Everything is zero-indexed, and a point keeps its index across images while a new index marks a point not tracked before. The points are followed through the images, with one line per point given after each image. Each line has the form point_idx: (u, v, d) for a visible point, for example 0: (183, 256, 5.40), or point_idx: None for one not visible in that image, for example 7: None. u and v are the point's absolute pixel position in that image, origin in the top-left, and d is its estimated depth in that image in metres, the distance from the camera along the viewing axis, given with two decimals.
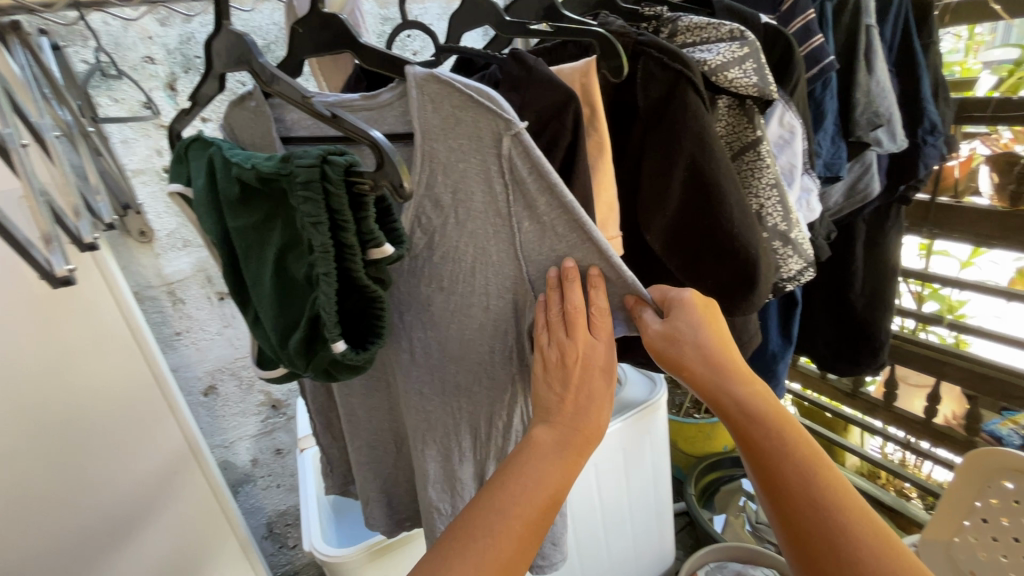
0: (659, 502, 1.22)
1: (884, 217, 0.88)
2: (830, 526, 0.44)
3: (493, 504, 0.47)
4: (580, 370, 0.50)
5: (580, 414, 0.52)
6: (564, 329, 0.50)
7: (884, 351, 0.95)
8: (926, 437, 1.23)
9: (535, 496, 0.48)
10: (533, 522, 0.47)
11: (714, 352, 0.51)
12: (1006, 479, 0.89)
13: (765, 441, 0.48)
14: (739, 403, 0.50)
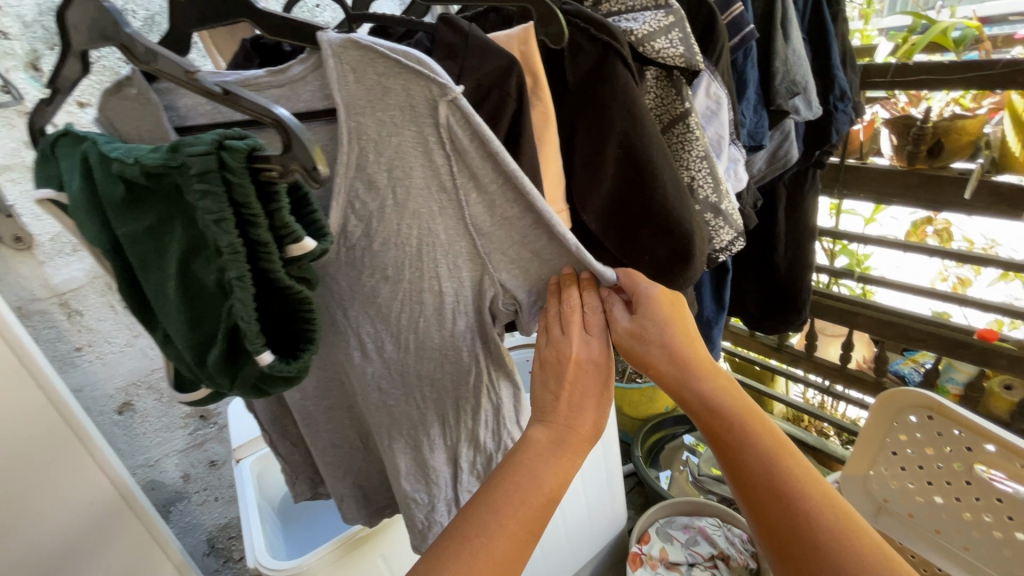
0: (609, 469, 1.25)
1: (800, 183, 0.92)
2: (786, 495, 0.50)
3: (483, 509, 0.46)
4: (574, 368, 0.51)
5: (577, 410, 0.52)
6: (558, 328, 0.50)
7: (806, 307, 1.01)
8: (842, 380, 1.32)
9: (529, 495, 0.48)
10: (526, 524, 0.47)
11: (679, 346, 0.56)
12: (910, 414, 0.98)
13: (724, 423, 0.55)
14: (700, 393, 0.56)
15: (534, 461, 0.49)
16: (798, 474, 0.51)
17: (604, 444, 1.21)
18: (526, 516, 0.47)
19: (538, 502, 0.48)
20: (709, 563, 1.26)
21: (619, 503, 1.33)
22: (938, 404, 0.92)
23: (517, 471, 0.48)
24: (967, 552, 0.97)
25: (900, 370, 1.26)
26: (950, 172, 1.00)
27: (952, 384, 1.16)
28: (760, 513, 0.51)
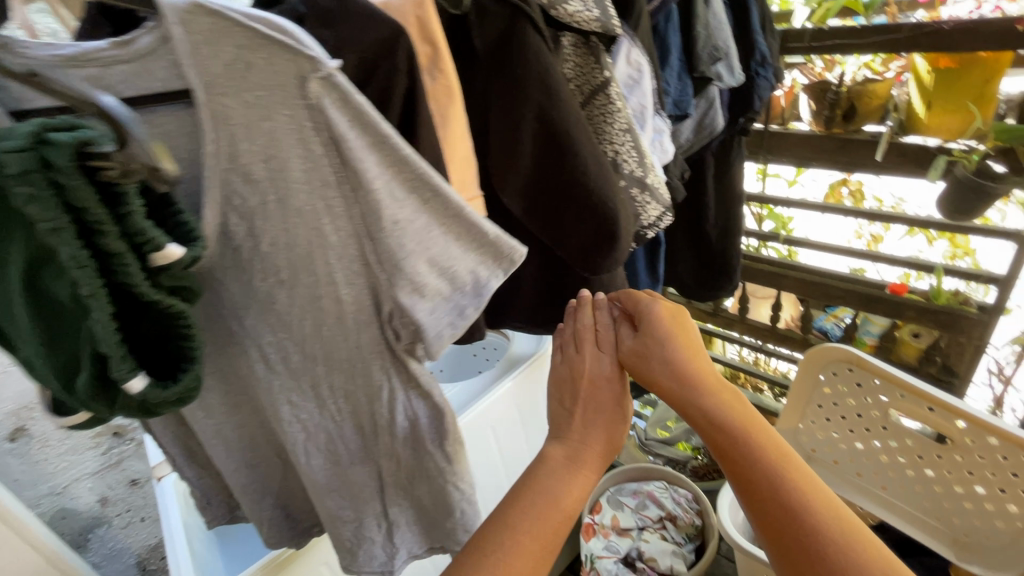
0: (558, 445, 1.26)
1: (727, 152, 0.93)
2: (806, 531, 0.42)
3: (500, 530, 0.46)
4: (586, 381, 0.55)
5: (590, 425, 0.54)
6: (573, 346, 0.58)
7: (737, 274, 1.03)
8: (773, 339, 1.38)
9: (548, 512, 0.48)
10: (545, 543, 0.47)
11: (683, 357, 0.51)
12: (832, 368, 1.03)
13: (739, 445, 0.46)
14: (706, 409, 0.49)
15: (553, 478, 0.50)
16: (825, 504, 0.43)
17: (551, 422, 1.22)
18: (546, 535, 0.47)
19: (554, 524, 0.48)
20: (658, 525, 1.30)
21: None
22: (856, 358, 0.97)
23: (536, 488, 0.49)
24: (884, 491, 1.05)
25: (824, 327, 1.31)
26: (863, 136, 1.03)
27: (869, 336, 1.23)
28: (783, 552, 0.43)
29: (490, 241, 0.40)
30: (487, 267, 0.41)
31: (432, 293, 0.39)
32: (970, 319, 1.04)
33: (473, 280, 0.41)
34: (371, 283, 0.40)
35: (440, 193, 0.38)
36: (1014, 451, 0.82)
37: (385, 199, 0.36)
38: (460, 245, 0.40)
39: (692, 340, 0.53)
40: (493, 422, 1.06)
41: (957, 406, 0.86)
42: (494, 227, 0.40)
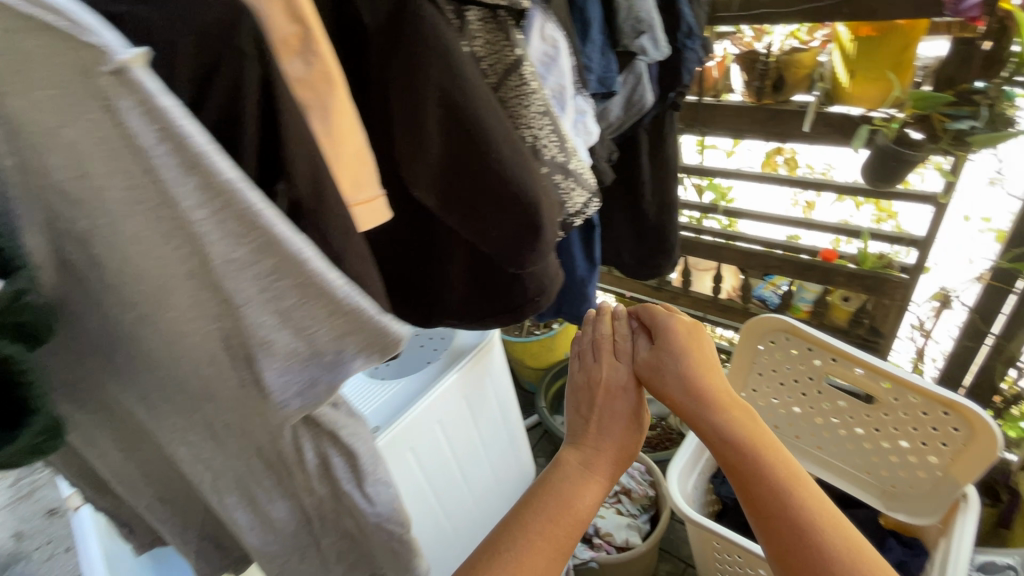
0: (510, 431, 1.26)
1: (660, 128, 0.91)
2: (805, 541, 0.48)
3: (523, 533, 0.53)
4: (602, 390, 0.61)
5: (605, 433, 0.60)
6: (592, 355, 0.64)
7: (675, 250, 1.03)
8: (716, 311, 1.42)
9: (566, 516, 0.55)
10: (562, 544, 0.54)
11: (697, 373, 0.57)
12: (777, 335, 1.04)
13: (746, 458, 0.52)
14: (717, 422, 0.54)
15: (572, 484, 0.57)
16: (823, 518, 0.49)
17: (500, 410, 1.20)
18: (565, 537, 0.54)
19: (571, 526, 0.55)
20: (613, 500, 1.33)
21: (525, 460, 1.36)
22: (791, 326, 1.00)
23: (550, 492, 0.56)
24: (820, 450, 1.10)
25: (763, 295, 1.35)
26: (792, 106, 1.04)
27: (804, 303, 1.26)
28: (781, 556, 0.49)
29: (357, 316, 0.32)
30: (355, 345, 0.33)
31: (283, 354, 0.33)
32: (893, 283, 1.09)
33: (335, 353, 0.33)
34: (225, 335, 0.33)
35: (276, 244, 0.30)
36: (933, 406, 0.87)
37: (207, 230, 0.29)
38: (306, 314, 0.32)
39: (708, 359, 0.59)
40: (440, 417, 1.03)
41: (882, 367, 0.90)
42: (368, 301, 0.32)
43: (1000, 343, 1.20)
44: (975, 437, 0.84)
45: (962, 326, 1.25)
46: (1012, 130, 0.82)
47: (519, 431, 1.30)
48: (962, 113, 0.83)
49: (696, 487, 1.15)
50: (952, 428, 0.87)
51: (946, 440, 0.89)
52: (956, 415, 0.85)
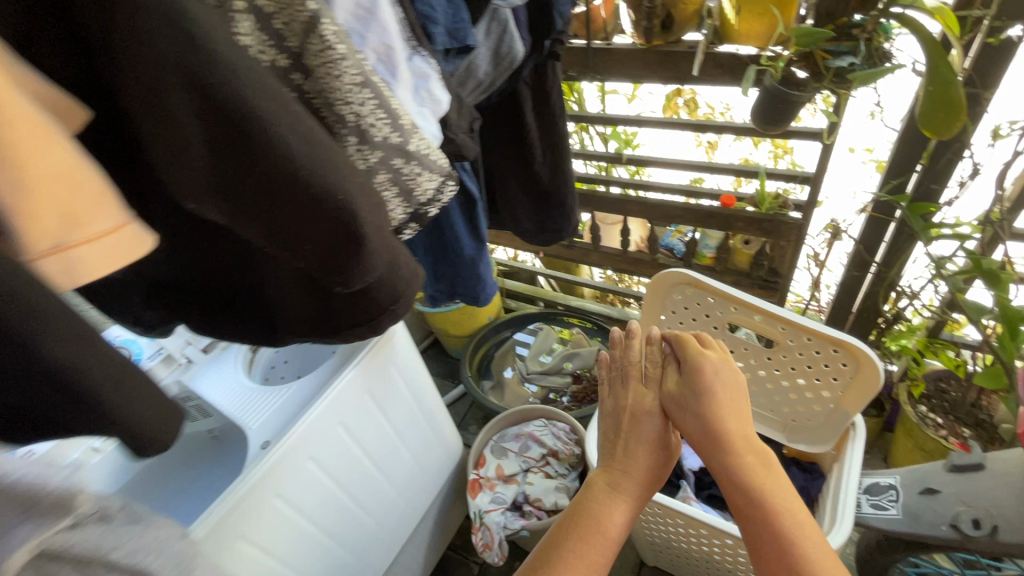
0: (428, 411, 1.20)
1: (542, 81, 0.82)
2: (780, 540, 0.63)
3: (576, 533, 0.68)
4: (633, 413, 0.81)
5: (634, 450, 0.78)
6: (622, 384, 0.85)
7: (575, 211, 0.98)
8: (626, 265, 1.40)
9: (607, 521, 0.70)
10: (605, 549, 0.68)
11: (715, 404, 0.75)
12: (679, 290, 1.04)
13: (748, 473, 0.69)
14: (725, 448, 0.72)
15: (610, 495, 0.73)
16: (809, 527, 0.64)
17: (414, 394, 1.13)
18: (608, 536, 0.69)
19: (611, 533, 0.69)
20: (541, 463, 1.33)
21: (450, 436, 1.32)
22: (694, 278, 0.99)
23: (589, 507, 0.72)
24: None
25: (671, 244, 1.37)
26: (683, 46, 0.98)
27: (708, 249, 1.28)
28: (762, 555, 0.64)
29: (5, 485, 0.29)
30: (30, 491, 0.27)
31: None
32: (788, 225, 1.10)
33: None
34: None
35: None
36: (824, 344, 0.90)
37: None
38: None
39: (726, 394, 0.77)
40: (342, 416, 0.95)
41: (778, 311, 0.91)
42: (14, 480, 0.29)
43: (881, 271, 1.27)
44: (862, 369, 0.88)
45: (849, 257, 1.31)
46: (887, 65, 0.83)
47: (439, 409, 1.24)
48: (844, 50, 0.82)
49: None
50: (841, 363, 0.90)
51: (837, 374, 0.93)
52: (844, 351, 0.88)
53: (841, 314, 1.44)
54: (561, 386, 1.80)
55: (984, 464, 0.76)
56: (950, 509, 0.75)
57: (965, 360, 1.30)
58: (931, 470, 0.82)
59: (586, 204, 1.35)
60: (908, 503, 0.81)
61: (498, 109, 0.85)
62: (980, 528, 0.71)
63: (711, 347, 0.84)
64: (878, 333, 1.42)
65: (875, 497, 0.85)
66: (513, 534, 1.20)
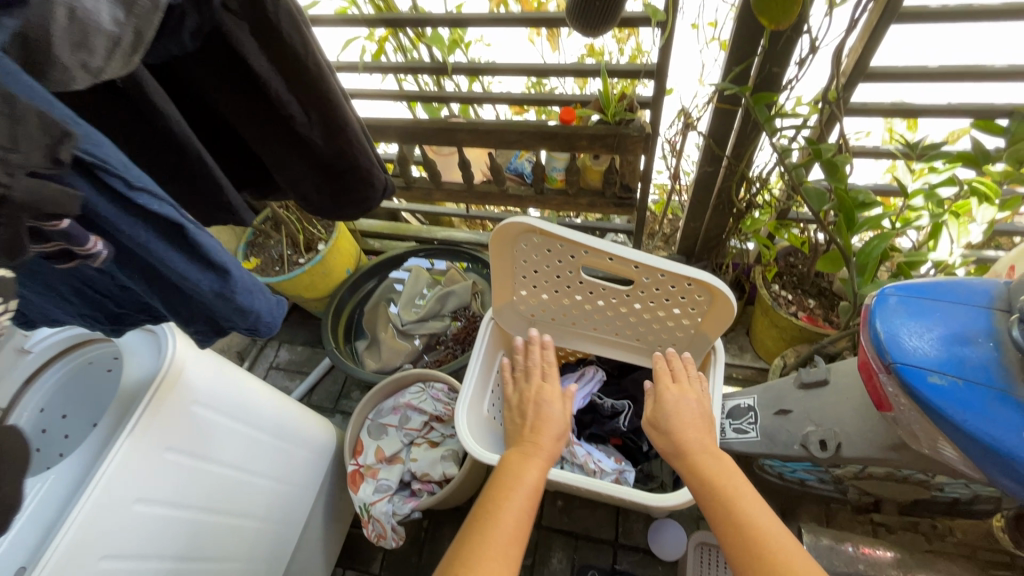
0: (275, 425, 1.02)
1: (258, 7, 0.55)
2: (747, 527, 0.59)
3: (496, 500, 0.73)
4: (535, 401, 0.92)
5: (538, 427, 0.87)
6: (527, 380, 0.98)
7: (376, 171, 0.78)
8: (476, 200, 1.25)
9: (519, 484, 0.76)
10: (525, 506, 0.73)
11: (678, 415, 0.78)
12: (524, 241, 0.90)
13: (706, 466, 0.69)
14: (689, 448, 0.73)
15: (524, 462, 0.80)
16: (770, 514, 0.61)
17: (244, 418, 0.94)
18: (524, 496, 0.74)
19: (528, 492, 0.75)
20: (425, 431, 1.25)
21: (314, 433, 1.17)
22: (536, 227, 0.85)
23: (508, 480, 0.77)
24: (595, 331, 1.06)
25: (518, 167, 1.23)
26: None
27: (557, 172, 1.15)
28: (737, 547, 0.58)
29: None
30: None
31: None
32: (634, 138, 0.97)
33: None
34: None
35: None
36: (679, 280, 0.83)
37: None
38: None
39: (692, 412, 0.79)
40: (139, 492, 0.74)
41: (629, 254, 0.81)
42: None
43: (731, 164, 1.21)
44: (716, 299, 0.84)
45: (701, 152, 1.23)
46: None
47: (288, 415, 1.07)
48: None
49: (493, 404, 1.13)
50: (696, 295, 0.85)
51: (693, 305, 0.88)
52: (699, 285, 0.83)
53: (699, 209, 1.41)
54: (440, 332, 1.66)
55: (828, 379, 0.76)
56: (801, 430, 0.76)
57: (809, 235, 1.35)
58: (784, 387, 0.82)
59: (411, 138, 1.12)
60: (765, 424, 0.82)
61: (206, 54, 0.57)
62: (826, 447, 0.72)
63: (680, 376, 0.85)
64: (734, 221, 1.41)
65: (736, 421, 0.86)
66: (404, 518, 1.15)
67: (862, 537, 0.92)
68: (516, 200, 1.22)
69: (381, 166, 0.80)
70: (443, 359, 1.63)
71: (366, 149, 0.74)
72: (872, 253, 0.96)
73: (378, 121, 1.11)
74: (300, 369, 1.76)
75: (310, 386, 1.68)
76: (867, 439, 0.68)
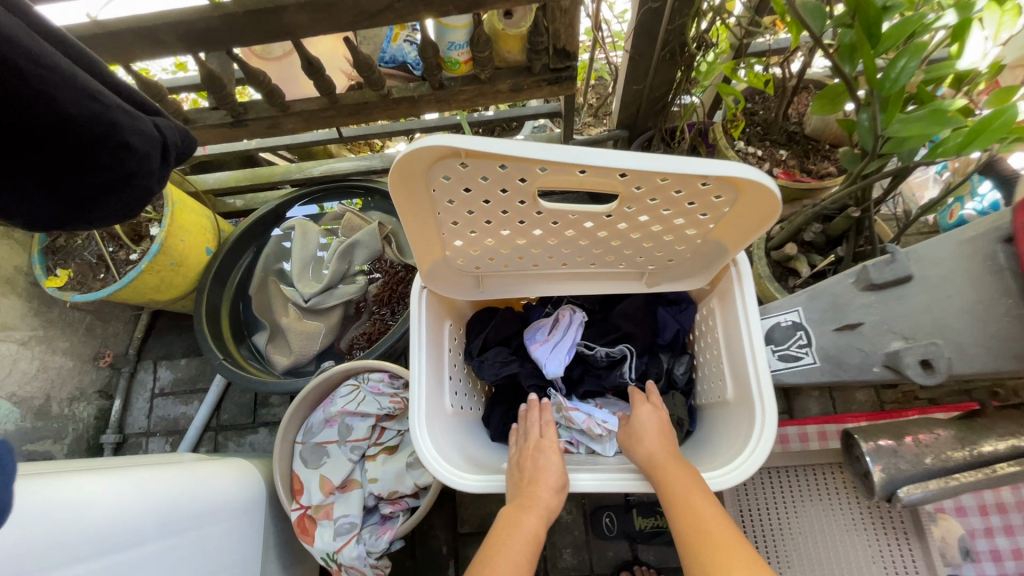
0: (159, 521, 0.73)
1: None
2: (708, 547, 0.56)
3: (489, 552, 0.61)
4: (535, 450, 0.72)
5: (538, 478, 0.67)
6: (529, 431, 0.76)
7: (117, 129, 0.58)
8: (349, 118, 0.86)
9: (512, 535, 0.62)
10: (523, 557, 0.61)
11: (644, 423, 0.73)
12: (442, 174, 0.58)
13: (668, 471, 0.64)
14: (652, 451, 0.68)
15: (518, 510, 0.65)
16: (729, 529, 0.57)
17: (92, 546, 0.63)
18: (518, 553, 0.61)
19: (523, 543, 0.62)
20: (375, 436, 0.98)
21: (216, 494, 0.86)
22: (462, 148, 0.52)
23: (501, 530, 0.63)
24: (566, 268, 0.78)
25: (396, 56, 0.84)
26: None
27: (459, 52, 0.78)
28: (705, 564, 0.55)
29: None
30: None
31: None
32: None
33: None
34: None
35: None
36: (688, 181, 0.55)
37: None
38: None
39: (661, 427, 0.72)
40: None
41: (614, 159, 0.52)
42: None
43: None
44: (744, 195, 0.57)
45: None
46: None
47: (169, 497, 0.76)
48: None
49: (456, 392, 0.85)
50: (713, 197, 0.58)
51: (707, 210, 0.61)
52: (720, 182, 0.55)
53: (641, 63, 1.08)
54: (358, 296, 1.29)
55: (912, 274, 0.57)
56: (882, 345, 0.59)
57: (773, 69, 1.09)
58: (842, 291, 0.64)
59: (208, 41, 0.69)
60: (824, 345, 0.65)
61: None
62: (929, 367, 0.55)
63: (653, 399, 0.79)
64: (683, 71, 1.11)
65: (782, 347, 0.69)
66: (384, 553, 0.91)
67: (912, 420, 0.80)
68: (406, 106, 0.84)
69: (135, 118, 0.61)
70: (371, 330, 1.27)
71: (82, 91, 0.54)
72: (900, 78, 0.71)
73: (138, 18, 0.65)
74: (193, 387, 1.37)
75: (214, 407, 1.30)
76: (991, 350, 0.51)
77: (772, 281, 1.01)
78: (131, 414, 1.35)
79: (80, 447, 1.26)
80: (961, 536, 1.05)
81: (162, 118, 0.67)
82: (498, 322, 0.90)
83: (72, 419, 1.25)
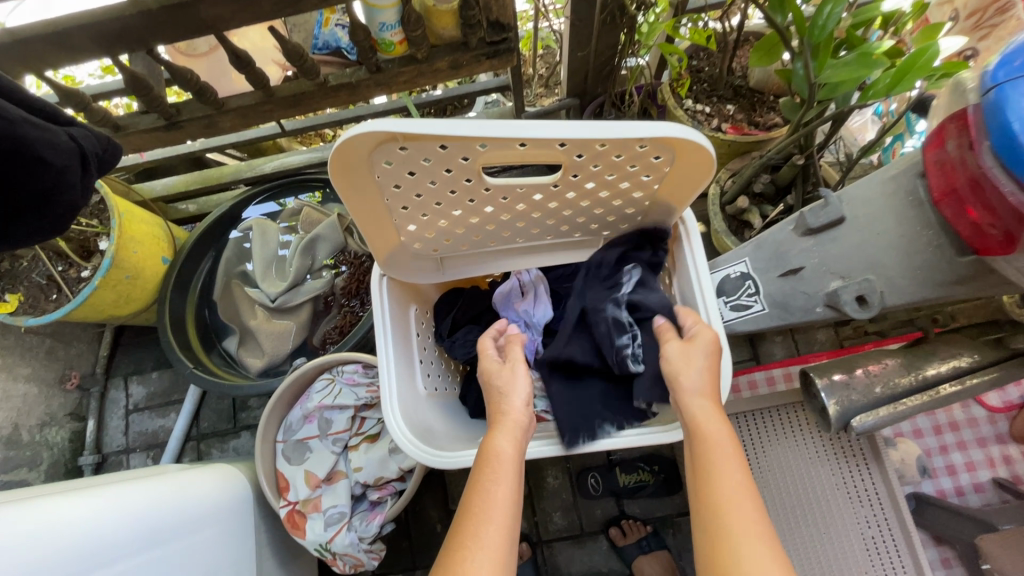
0: (144, 533, 0.71)
1: None
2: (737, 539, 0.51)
3: (475, 484, 0.58)
4: (497, 375, 0.70)
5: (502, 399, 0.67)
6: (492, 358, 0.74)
7: (28, 144, 0.56)
8: (288, 109, 0.84)
9: (498, 459, 0.60)
10: (512, 482, 0.58)
11: (695, 348, 0.63)
12: (382, 160, 0.58)
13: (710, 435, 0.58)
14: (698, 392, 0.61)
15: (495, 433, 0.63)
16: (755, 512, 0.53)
17: (82, 564, 0.62)
18: (505, 478, 0.58)
19: (506, 464, 0.59)
20: (355, 426, 0.98)
21: (198, 500, 0.85)
22: (398, 132, 0.52)
23: (484, 460, 0.60)
24: (523, 241, 0.79)
25: (329, 41, 0.82)
26: None
27: (391, 32, 0.76)
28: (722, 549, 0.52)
29: None
30: None
31: None
32: None
33: None
34: None
35: None
36: (626, 144, 0.56)
37: None
38: None
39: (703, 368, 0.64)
40: None
41: (549, 130, 0.52)
42: None
43: None
44: (681, 154, 0.58)
45: None
46: None
47: (153, 508, 0.75)
48: None
49: (428, 375, 0.86)
50: (652, 158, 0.59)
51: (649, 171, 0.62)
52: (656, 143, 0.56)
53: (583, 29, 1.07)
54: (326, 290, 1.28)
55: (844, 216, 0.62)
56: (822, 287, 0.64)
57: (713, 24, 1.09)
58: (783, 239, 0.68)
59: (126, 41, 0.66)
60: (771, 291, 0.69)
61: None
62: (863, 302, 0.60)
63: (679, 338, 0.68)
64: (626, 33, 1.10)
65: (732, 298, 0.73)
66: (376, 536, 0.94)
67: (863, 353, 0.85)
68: (346, 91, 0.83)
69: (45, 130, 0.58)
70: (343, 324, 1.27)
71: None
72: (828, 25, 0.72)
73: (43, 25, 0.62)
74: (169, 399, 1.35)
75: (192, 417, 1.29)
76: (916, 281, 0.57)
77: (727, 236, 1.04)
78: (107, 433, 1.33)
79: (58, 471, 1.24)
80: (919, 456, 1.12)
81: (76, 128, 0.65)
82: (466, 303, 0.91)
83: (46, 445, 1.23)
